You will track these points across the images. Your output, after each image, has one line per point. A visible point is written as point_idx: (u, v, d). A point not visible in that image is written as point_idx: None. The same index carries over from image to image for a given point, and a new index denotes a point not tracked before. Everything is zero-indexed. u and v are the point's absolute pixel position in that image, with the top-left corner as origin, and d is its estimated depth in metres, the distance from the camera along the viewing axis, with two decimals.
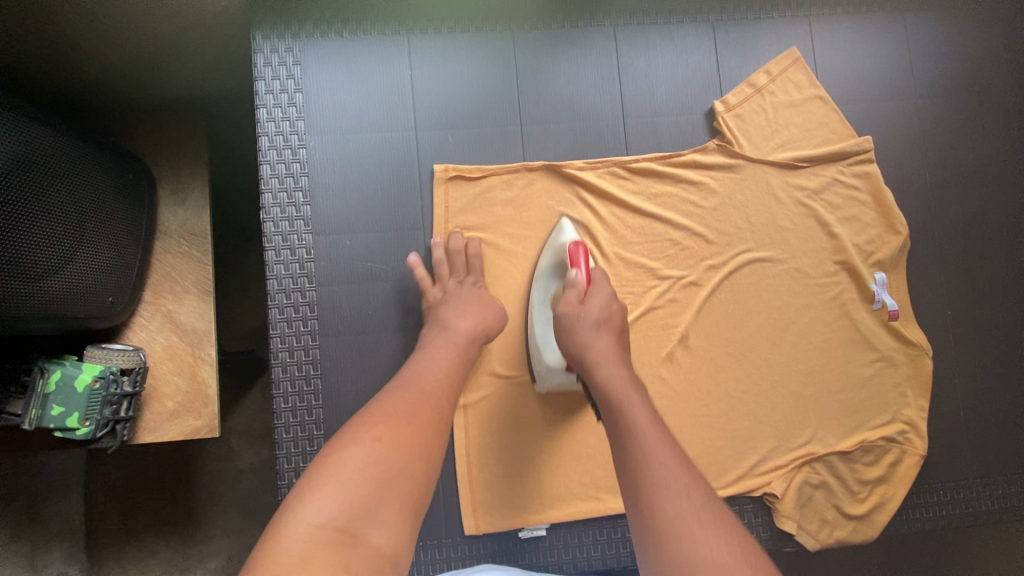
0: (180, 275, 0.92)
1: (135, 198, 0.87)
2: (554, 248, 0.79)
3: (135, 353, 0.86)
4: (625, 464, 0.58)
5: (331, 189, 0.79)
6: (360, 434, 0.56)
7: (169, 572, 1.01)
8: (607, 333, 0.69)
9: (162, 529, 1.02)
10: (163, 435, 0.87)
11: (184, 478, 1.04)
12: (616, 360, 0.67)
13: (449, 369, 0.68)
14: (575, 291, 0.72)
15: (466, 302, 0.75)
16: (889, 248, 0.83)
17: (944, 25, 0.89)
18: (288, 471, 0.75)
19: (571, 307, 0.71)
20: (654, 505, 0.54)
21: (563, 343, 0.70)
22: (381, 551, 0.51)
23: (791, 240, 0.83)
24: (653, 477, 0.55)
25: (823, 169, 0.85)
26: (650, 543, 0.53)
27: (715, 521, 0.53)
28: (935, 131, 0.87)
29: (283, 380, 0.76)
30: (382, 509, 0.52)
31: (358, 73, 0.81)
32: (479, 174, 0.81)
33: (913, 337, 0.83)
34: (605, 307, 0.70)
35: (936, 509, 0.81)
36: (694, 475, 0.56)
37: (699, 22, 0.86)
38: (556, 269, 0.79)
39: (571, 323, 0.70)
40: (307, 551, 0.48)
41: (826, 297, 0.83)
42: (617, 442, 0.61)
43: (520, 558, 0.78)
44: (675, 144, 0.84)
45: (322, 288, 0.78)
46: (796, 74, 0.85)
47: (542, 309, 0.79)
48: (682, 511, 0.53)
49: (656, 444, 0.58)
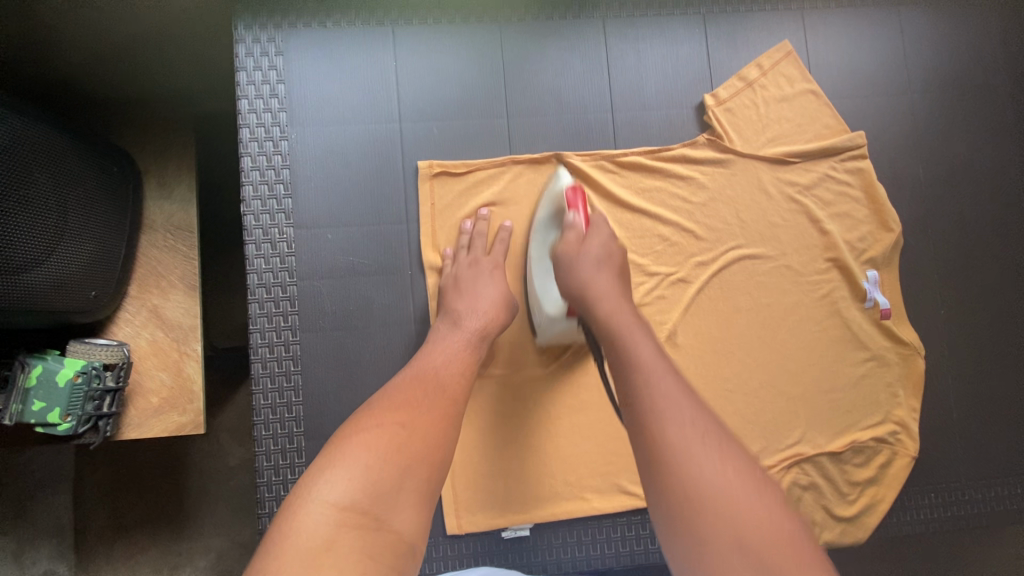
0: (167, 269, 0.91)
1: (119, 191, 0.85)
2: (552, 196, 0.75)
3: (119, 348, 0.84)
4: (629, 395, 0.57)
5: (313, 183, 0.78)
6: (383, 417, 0.57)
7: (155, 569, 1.00)
8: (607, 271, 0.67)
9: (148, 527, 1.01)
10: (148, 431, 0.86)
11: (170, 476, 1.02)
12: (618, 296, 0.65)
13: (462, 365, 0.66)
14: (574, 232, 0.70)
15: (480, 298, 0.72)
16: (881, 246, 0.82)
17: (939, 19, 0.87)
18: (267, 468, 0.74)
19: (570, 246, 0.69)
20: (660, 433, 0.53)
21: (564, 283, 0.68)
22: (400, 535, 0.51)
23: (782, 237, 0.82)
24: (660, 406, 0.55)
25: (814, 164, 0.83)
26: (656, 470, 0.52)
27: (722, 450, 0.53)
28: (930, 126, 0.86)
29: (263, 376, 0.75)
30: (401, 494, 0.52)
31: (341, 65, 0.79)
32: (464, 170, 0.80)
33: (906, 336, 0.82)
34: (605, 247, 0.69)
35: (927, 511, 0.79)
36: (701, 409, 0.56)
37: (690, 14, 0.84)
38: (554, 218, 0.76)
39: (570, 263, 0.68)
40: (332, 533, 0.47)
41: (817, 295, 0.81)
42: (620, 373, 0.60)
43: (504, 558, 0.77)
44: (665, 138, 0.83)
45: (303, 283, 0.77)
46: (788, 68, 0.84)
47: (541, 260, 0.76)
48: (687, 437, 0.53)
49: (662, 374, 0.57)
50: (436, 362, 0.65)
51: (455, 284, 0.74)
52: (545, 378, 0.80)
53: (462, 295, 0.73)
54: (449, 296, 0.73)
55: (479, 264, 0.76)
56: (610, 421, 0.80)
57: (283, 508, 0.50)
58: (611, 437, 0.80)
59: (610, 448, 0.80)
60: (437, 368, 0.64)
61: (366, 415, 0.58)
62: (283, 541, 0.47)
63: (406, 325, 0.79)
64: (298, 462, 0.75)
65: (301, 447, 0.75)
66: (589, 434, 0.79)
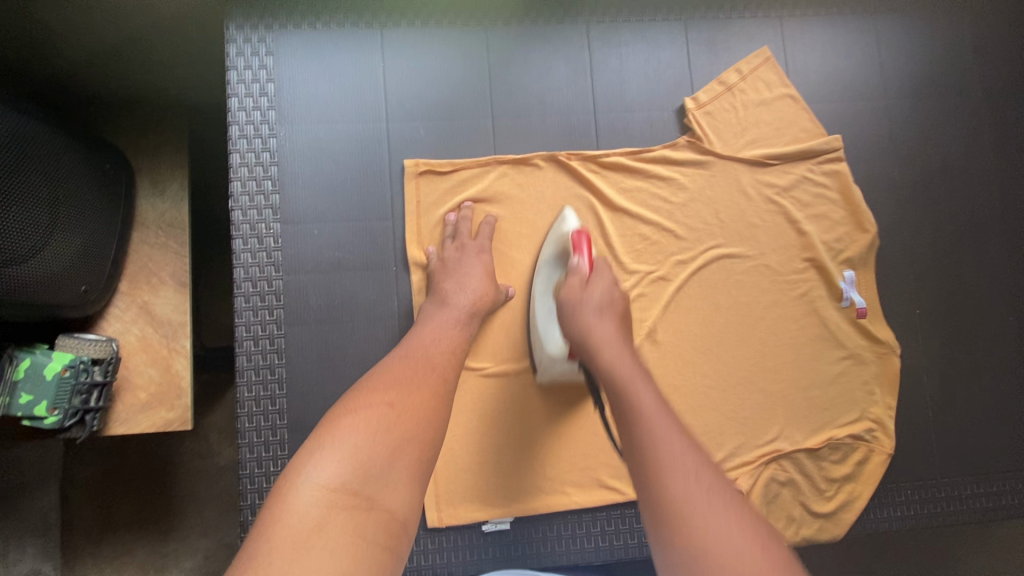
0: (157, 266, 0.92)
1: (111, 188, 0.87)
2: (556, 238, 0.78)
3: (108, 343, 0.85)
4: (632, 444, 0.58)
5: (301, 180, 0.80)
6: (372, 399, 0.57)
7: (142, 568, 1.00)
8: (610, 319, 0.69)
9: (136, 526, 1.01)
10: (135, 426, 0.87)
11: (157, 473, 1.03)
12: (621, 347, 0.67)
13: (452, 344, 0.68)
14: (579, 275, 0.71)
15: (468, 276, 0.75)
16: (858, 246, 0.84)
17: (913, 27, 0.89)
18: (250, 461, 0.75)
19: (574, 290, 0.71)
20: (662, 482, 0.53)
21: (566, 329, 0.70)
22: (392, 515, 0.51)
23: (760, 237, 0.83)
24: (663, 454, 0.55)
25: (792, 167, 0.85)
26: (661, 523, 0.52)
27: (726, 503, 0.52)
28: (905, 130, 0.88)
29: (247, 368, 0.76)
30: (392, 474, 0.53)
31: (331, 65, 0.81)
32: (450, 169, 0.82)
33: (882, 335, 0.83)
34: (607, 293, 0.71)
35: (903, 509, 0.80)
36: (706, 461, 0.56)
37: (672, 21, 0.86)
38: (559, 258, 0.77)
39: (574, 308, 0.70)
40: (323, 516, 0.48)
41: (795, 294, 0.83)
42: (623, 422, 0.60)
43: (484, 553, 0.77)
44: (646, 140, 0.85)
45: (289, 277, 0.78)
46: (767, 73, 0.86)
47: (544, 300, 0.78)
48: (689, 487, 0.53)
49: (664, 424, 0.58)
50: (425, 342, 0.67)
51: (442, 267, 0.76)
52: (527, 375, 0.80)
53: (450, 275, 0.75)
54: (436, 278, 0.76)
55: (464, 248, 0.78)
56: (591, 418, 0.81)
57: (275, 490, 0.51)
58: (592, 433, 0.81)
59: (590, 443, 0.81)
60: (427, 346, 0.66)
61: (355, 395, 0.59)
62: (273, 526, 0.48)
63: (390, 320, 0.80)
64: (280, 454, 0.76)
65: (284, 440, 0.76)
66: (570, 430, 0.81)
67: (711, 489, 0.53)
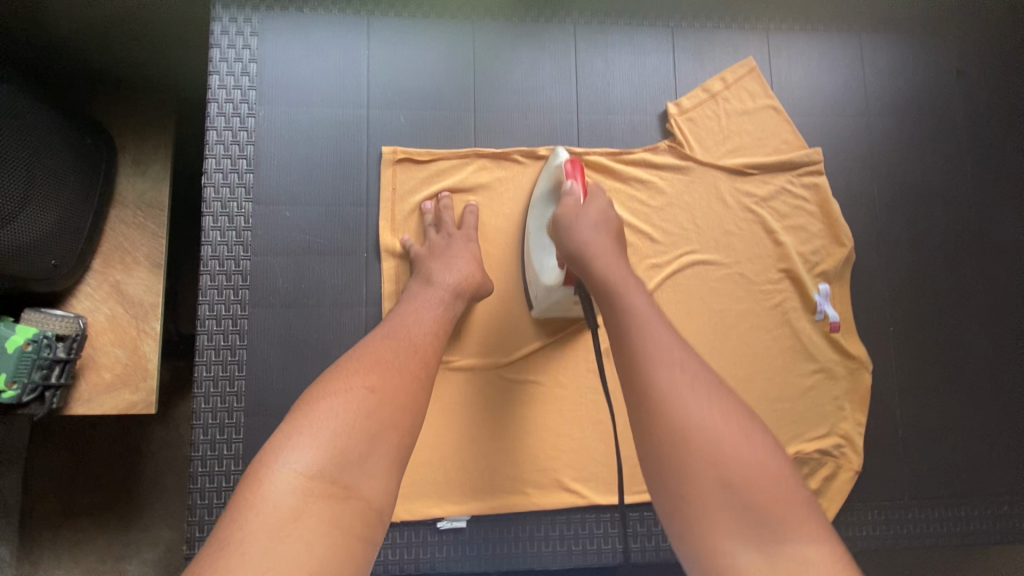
0: (133, 245, 0.91)
1: (91, 164, 0.86)
2: (551, 171, 0.76)
3: (75, 320, 0.83)
4: (623, 349, 0.57)
5: (277, 161, 0.79)
6: (349, 382, 0.55)
7: (102, 557, 0.97)
8: (607, 235, 0.64)
9: (99, 514, 0.98)
10: (97, 407, 0.85)
11: (122, 458, 1.00)
12: (616, 256, 0.63)
13: (434, 325, 0.66)
14: (572, 198, 0.67)
15: (455, 259, 0.74)
16: (833, 260, 0.83)
17: (898, 47, 0.90)
18: (204, 442, 0.73)
19: (568, 210, 0.66)
20: (653, 383, 0.53)
21: (561, 244, 0.65)
22: (368, 503, 0.50)
23: (736, 245, 0.83)
24: (653, 355, 0.54)
25: (772, 178, 0.85)
26: (647, 424, 0.52)
27: (714, 397, 0.52)
28: (886, 147, 0.88)
29: (207, 348, 0.74)
30: (371, 461, 0.51)
31: (315, 49, 0.81)
32: (428, 158, 0.81)
33: (854, 350, 0.82)
34: (603, 212, 0.65)
35: (870, 529, 0.79)
36: (698, 364, 0.55)
37: (659, 27, 0.87)
38: (553, 192, 0.75)
39: (569, 226, 0.64)
40: (299, 505, 0.47)
41: (769, 303, 0.82)
42: (614, 327, 0.59)
43: (439, 552, 0.75)
44: (626, 142, 0.85)
45: (257, 259, 0.77)
46: (751, 83, 0.86)
47: (539, 235, 0.76)
48: (679, 384, 0.52)
49: (657, 330, 0.56)
50: (407, 324, 0.64)
51: (429, 252, 0.75)
52: (494, 370, 0.79)
53: (436, 258, 0.74)
54: (421, 262, 0.75)
55: (452, 237, 0.77)
56: (557, 419, 0.80)
57: (249, 473, 0.49)
58: (556, 434, 0.79)
59: (554, 444, 0.79)
60: (409, 328, 0.64)
61: (333, 377, 0.56)
62: (248, 511, 0.46)
63: (358, 308, 0.78)
64: (235, 437, 0.74)
65: (240, 423, 0.74)
66: (535, 430, 0.79)
67: (701, 385, 0.53)
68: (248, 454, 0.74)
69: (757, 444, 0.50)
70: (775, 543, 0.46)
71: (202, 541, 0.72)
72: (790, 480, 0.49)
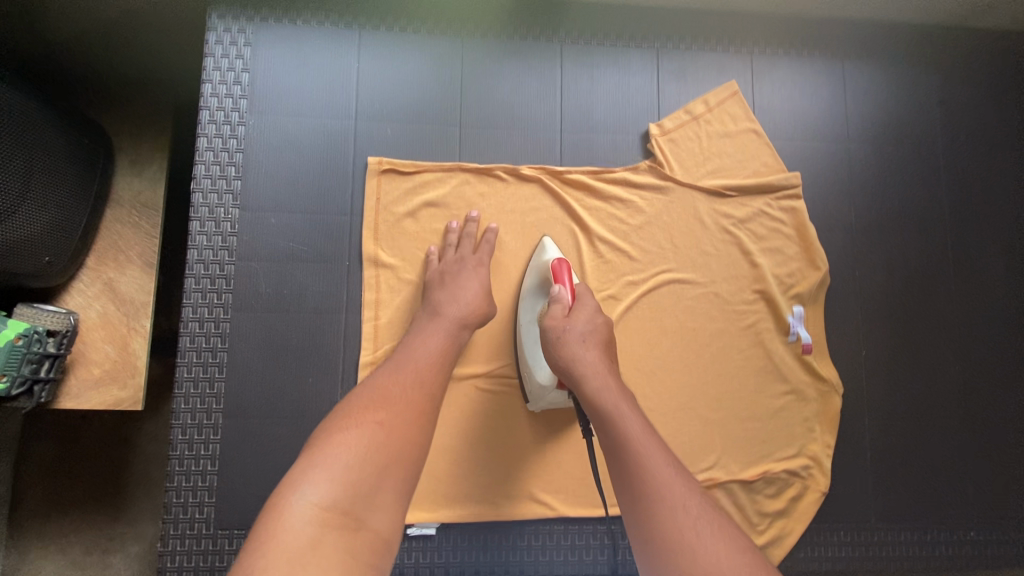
0: (126, 244, 0.93)
1: (88, 165, 0.88)
2: (537, 267, 0.79)
3: (66, 316, 0.86)
4: (623, 480, 0.59)
5: (264, 169, 0.81)
6: (360, 419, 0.57)
7: (88, 549, 0.99)
8: (595, 347, 0.69)
9: (87, 507, 1.00)
10: (85, 403, 0.86)
11: (108, 454, 1.01)
12: (607, 373, 0.67)
13: (439, 355, 0.68)
14: (561, 305, 0.72)
15: (462, 290, 0.75)
16: (808, 282, 0.85)
17: (881, 75, 0.92)
18: (182, 442, 0.75)
19: (556, 320, 0.71)
20: (654, 518, 0.55)
21: (551, 360, 0.70)
22: (378, 535, 0.52)
23: (712, 265, 0.84)
24: (653, 487, 0.57)
25: (750, 200, 0.86)
26: (656, 562, 0.53)
27: (715, 528, 0.54)
28: (865, 173, 0.90)
29: (189, 349, 0.76)
30: (381, 493, 0.54)
31: (307, 61, 0.83)
32: (413, 170, 0.83)
33: (826, 372, 0.84)
34: (590, 321, 0.70)
35: (835, 550, 0.80)
36: (698, 491, 0.57)
37: (645, 48, 0.88)
38: (541, 287, 0.79)
39: (557, 338, 0.69)
40: (317, 533, 0.49)
41: (743, 324, 0.84)
42: (613, 457, 0.61)
43: (408, 557, 0.77)
44: (608, 160, 0.86)
45: (241, 263, 0.79)
46: (732, 107, 0.88)
47: (531, 327, 0.78)
48: (681, 519, 0.54)
49: (653, 452, 0.59)
50: (415, 357, 0.66)
51: (438, 279, 0.77)
52: (471, 381, 0.81)
53: (444, 288, 0.76)
54: (431, 290, 0.76)
55: (462, 262, 0.78)
56: (530, 431, 0.81)
57: (266, 508, 0.51)
58: (529, 446, 0.80)
59: (526, 455, 0.80)
60: (416, 360, 0.66)
61: (346, 413, 0.58)
62: (267, 543, 0.47)
63: (339, 316, 0.80)
64: (212, 438, 0.76)
65: (218, 424, 0.76)
66: (508, 442, 0.80)
67: (703, 512, 0.55)
68: (225, 454, 0.76)
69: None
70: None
71: (177, 539, 0.74)
72: None
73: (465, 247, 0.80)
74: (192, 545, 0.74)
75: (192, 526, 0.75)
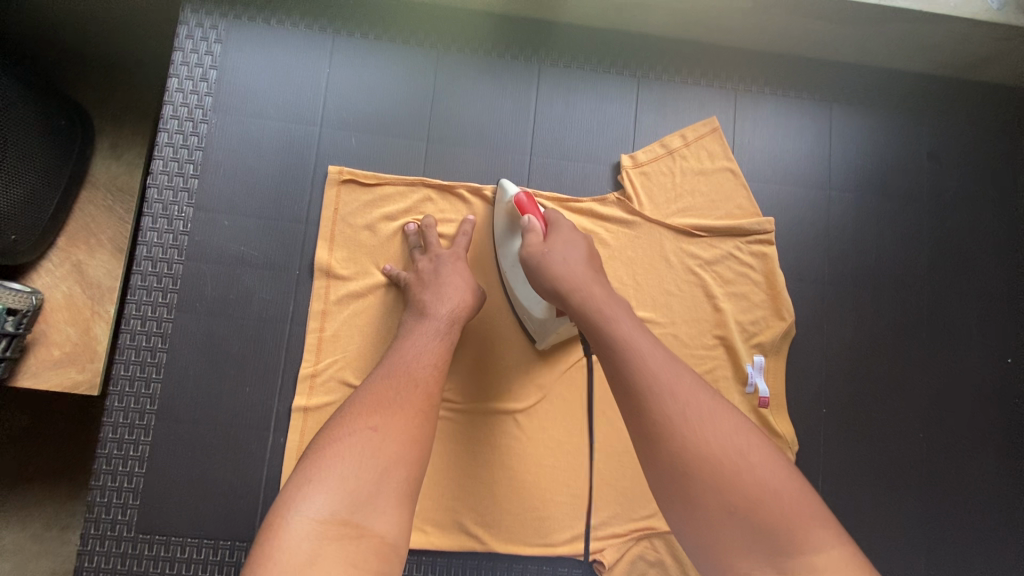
0: (98, 228, 0.91)
1: (66, 142, 0.86)
2: (502, 208, 0.78)
3: (29, 296, 0.80)
4: (617, 383, 0.58)
5: (223, 169, 0.79)
6: (355, 423, 0.56)
7: (45, 525, 0.92)
8: (577, 260, 0.67)
9: (50, 479, 0.92)
10: (43, 383, 0.81)
11: (71, 434, 0.94)
12: (594, 282, 0.65)
13: (435, 357, 0.65)
14: (535, 236, 0.69)
15: (446, 286, 0.73)
16: (771, 332, 0.82)
17: (873, 121, 0.88)
18: (111, 441, 0.74)
19: (534, 247, 0.68)
20: (651, 412, 0.54)
21: (537, 284, 0.67)
22: (382, 539, 0.51)
23: (674, 306, 0.82)
24: (647, 388, 0.55)
25: (720, 241, 0.83)
26: (657, 461, 0.53)
27: (709, 413, 0.54)
28: (847, 223, 0.86)
29: (128, 347, 0.75)
30: (380, 498, 0.52)
31: (278, 62, 0.82)
32: (374, 182, 0.81)
33: (782, 429, 0.81)
34: (568, 243, 0.69)
35: None
36: (692, 378, 0.57)
37: (626, 76, 0.86)
38: (510, 226, 0.77)
39: (538, 262, 0.67)
40: (317, 550, 0.47)
41: (700, 370, 0.81)
42: (607, 363, 0.59)
43: None
44: (575, 189, 0.84)
45: (190, 263, 0.77)
46: (711, 143, 0.85)
47: (514, 270, 0.77)
48: (680, 413, 0.54)
49: (643, 352, 0.58)
50: (407, 359, 0.64)
51: (418, 279, 0.75)
52: None
53: (426, 287, 0.73)
54: (413, 291, 0.74)
55: (440, 257, 0.76)
56: (472, 460, 0.78)
57: (265, 527, 0.50)
58: (469, 475, 0.78)
59: (465, 485, 0.78)
60: (408, 363, 0.63)
61: (338, 422, 0.56)
62: (268, 564, 0.47)
63: (284, 325, 0.79)
64: (143, 439, 0.75)
65: (150, 425, 0.75)
66: (447, 470, 0.78)
67: (697, 398, 0.55)
68: (154, 457, 0.75)
69: (761, 456, 0.53)
70: (782, 550, 0.48)
71: (97, 538, 0.73)
72: (794, 486, 0.52)
73: (434, 245, 0.78)
74: (112, 547, 0.73)
75: (114, 527, 0.73)
